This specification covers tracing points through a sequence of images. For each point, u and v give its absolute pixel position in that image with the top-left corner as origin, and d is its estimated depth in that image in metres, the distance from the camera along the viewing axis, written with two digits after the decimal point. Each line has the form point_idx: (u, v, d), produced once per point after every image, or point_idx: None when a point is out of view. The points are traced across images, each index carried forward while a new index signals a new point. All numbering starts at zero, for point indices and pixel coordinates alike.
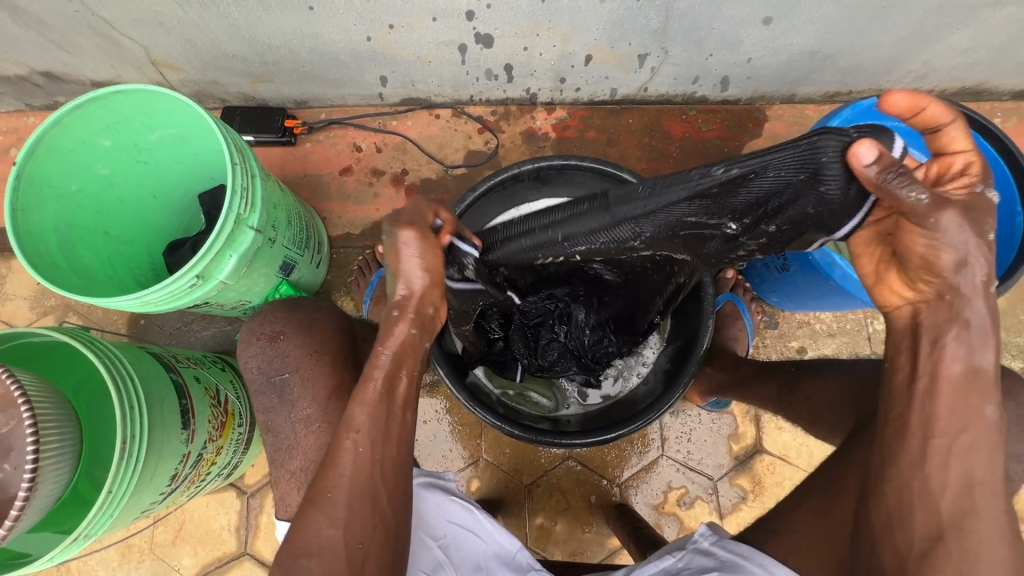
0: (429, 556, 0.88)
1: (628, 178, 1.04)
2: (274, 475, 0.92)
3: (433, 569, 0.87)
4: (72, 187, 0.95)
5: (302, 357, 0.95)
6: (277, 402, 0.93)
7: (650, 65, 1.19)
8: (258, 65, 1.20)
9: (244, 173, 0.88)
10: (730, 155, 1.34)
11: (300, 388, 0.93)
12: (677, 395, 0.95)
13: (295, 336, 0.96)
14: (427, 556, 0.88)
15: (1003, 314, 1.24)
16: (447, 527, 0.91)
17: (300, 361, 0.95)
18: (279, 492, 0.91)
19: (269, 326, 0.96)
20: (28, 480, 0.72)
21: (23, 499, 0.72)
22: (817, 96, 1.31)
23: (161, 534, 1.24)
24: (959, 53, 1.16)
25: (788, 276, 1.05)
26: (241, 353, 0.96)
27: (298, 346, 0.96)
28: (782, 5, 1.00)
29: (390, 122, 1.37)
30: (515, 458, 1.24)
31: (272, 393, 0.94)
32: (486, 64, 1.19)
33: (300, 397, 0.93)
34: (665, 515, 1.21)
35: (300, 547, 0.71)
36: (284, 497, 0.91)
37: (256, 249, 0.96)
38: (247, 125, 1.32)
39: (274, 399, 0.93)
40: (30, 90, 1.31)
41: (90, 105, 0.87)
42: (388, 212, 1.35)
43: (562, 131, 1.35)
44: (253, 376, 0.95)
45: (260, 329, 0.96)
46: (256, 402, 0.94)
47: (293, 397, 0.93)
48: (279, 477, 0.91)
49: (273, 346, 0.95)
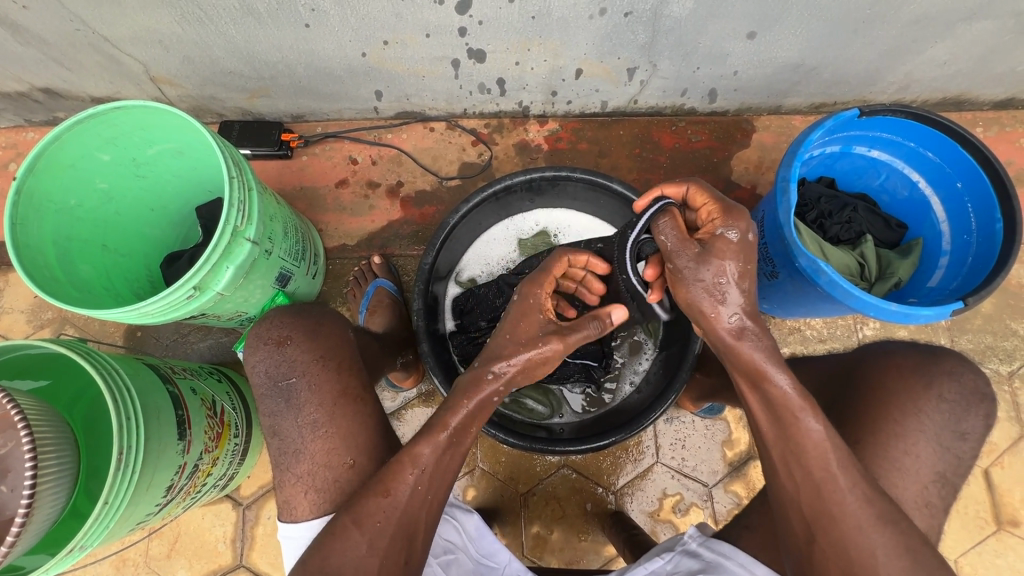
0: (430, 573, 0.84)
1: (619, 188, 1.06)
2: (279, 480, 0.85)
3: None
4: (71, 201, 0.96)
5: (309, 362, 0.89)
6: (284, 406, 0.87)
7: (639, 78, 1.22)
8: (255, 80, 1.22)
9: (241, 186, 0.90)
10: (719, 165, 1.37)
11: (309, 391, 0.87)
12: (667, 404, 0.97)
13: (304, 341, 0.90)
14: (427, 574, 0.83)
15: (989, 319, 1.26)
16: (443, 543, 0.88)
17: (310, 365, 0.89)
18: (283, 495, 0.85)
19: (276, 331, 0.91)
20: (26, 502, 0.72)
21: (20, 522, 0.72)
22: (803, 107, 1.35)
23: (156, 547, 1.23)
24: (939, 65, 1.19)
25: (777, 283, 1.07)
26: (248, 359, 0.91)
27: (307, 350, 0.90)
28: (766, 20, 1.03)
29: (385, 135, 1.39)
30: (511, 467, 1.24)
31: (279, 396, 0.87)
32: (479, 78, 1.22)
33: (310, 400, 0.87)
34: (660, 522, 1.21)
35: (328, 552, 0.72)
36: (289, 500, 0.85)
37: (252, 260, 0.97)
38: (244, 139, 1.34)
39: (280, 403, 0.87)
40: (30, 106, 1.33)
41: (90, 122, 0.89)
42: (383, 223, 1.37)
43: (555, 143, 1.38)
44: (259, 381, 0.89)
45: (266, 335, 0.91)
46: (263, 407, 0.88)
47: (301, 400, 0.87)
48: (285, 480, 0.85)
49: (281, 351, 0.89)
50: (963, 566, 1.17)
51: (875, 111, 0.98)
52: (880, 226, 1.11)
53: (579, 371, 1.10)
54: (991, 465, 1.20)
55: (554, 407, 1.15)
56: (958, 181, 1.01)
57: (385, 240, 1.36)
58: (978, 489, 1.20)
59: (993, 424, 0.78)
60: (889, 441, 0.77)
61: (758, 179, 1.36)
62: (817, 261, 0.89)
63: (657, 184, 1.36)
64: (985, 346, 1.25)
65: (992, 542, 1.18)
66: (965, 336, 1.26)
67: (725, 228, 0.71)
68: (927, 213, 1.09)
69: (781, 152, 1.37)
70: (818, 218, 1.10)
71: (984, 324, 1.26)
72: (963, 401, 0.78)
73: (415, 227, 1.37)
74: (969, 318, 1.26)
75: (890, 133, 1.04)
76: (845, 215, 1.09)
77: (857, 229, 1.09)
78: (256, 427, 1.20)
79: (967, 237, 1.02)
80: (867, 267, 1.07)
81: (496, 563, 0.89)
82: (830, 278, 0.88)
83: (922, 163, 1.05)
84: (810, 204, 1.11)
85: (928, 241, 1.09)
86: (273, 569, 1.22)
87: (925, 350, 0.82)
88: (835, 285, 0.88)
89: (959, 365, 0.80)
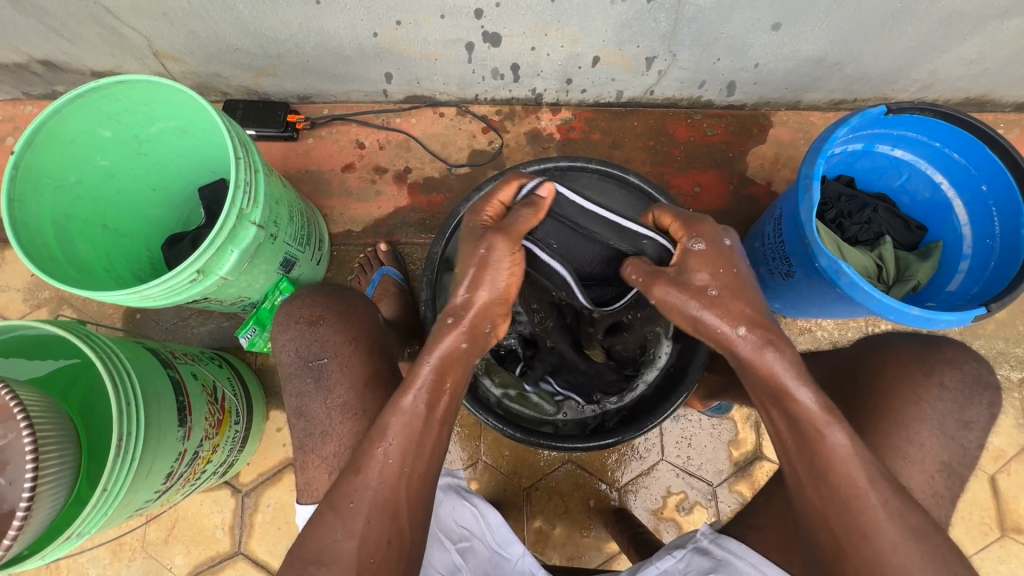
0: (445, 558, 0.84)
1: (635, 181, 1.03)
2: (301, 460, 0.85)
3: (450, 573, 0.83)
4: (71, 178, 0.93)
5: (316, 351, 0.87)
6: (314, 385, 0.85)
7: (657, 68, 1.19)
8: (262, 58, 1.18)
9: (247, 168, 0.87)
10: (734, 160, 1.34)
11: (340, 372, 0.86)
12: (676, 404, 0.94)
13: (335, 321, 0.88)
14: (444, 558, 0.84)
15: (1002, 325, 1.25)
16: (462, 530, 0.88)
17: (342, 346, 0.87)
18: (304, 476, 0.84)
19: (308, 310, 0.88)
20: (27, 496, 0.71)
21: (22, 514, 0.70)
22: (823, 103, 1.32)
23: (153, 532, 1.22)
24: (965, 64, 1.16)
25: (792, 282, 1.05)
26: (276, 336, 0.88)
27: (339, 330, 0.88)
28: (792, 11, 1.00)
29: (394, 120, 1.36)
30: (514, 460, 1.23)
31: (308, 376, 0.86)
32: (493, 63, 1.18)
33: (325, 386, 0.85)
34: (663, 520, 1.20)
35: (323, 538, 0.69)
36: (307, 481, 0.84)
37: (257, 245, 0.94)
38: (249, 119, 1.31)
39: (310, 383, 0.86)
40: (28, 78, 1.29)
41: (93, 95, 0.86)
42: (390, 210, 1.34)
43: (567, 133, 1.35)
44: (289, 359, 0.87)
45: (298, 314, 0.88)
46: (289, 386, 0.86)
47: (331, 381, 0.86)
48: (307, 462, 0.85)
49: (313, 331, 0.87)
50: None
51: (903, 108, 0.95)
52: (900, 227, 1.08)
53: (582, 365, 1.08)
54: (998, 471, 1.20)
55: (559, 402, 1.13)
56: (983, 184, 0.99)
57: (392, 227, 1.34)
58: (983, 494, 1.19)
59: (995, 412, 0.77)
60: (911, 446, 0.75)
61: (773, 175, 1.33)
62: (837, 261, 0.87)
63: (671, 178, 1.33)
64: (997, 352, 1.23)
65: (995, 548, 1.18)
66: (977, 341, 1.24)
67: (692, 239, 0.68)
68: (949, 215, 1.07)
69: (799, 149, 1.34)
70: (836, 218, 1.08)
71: (997, 330, 1.24)
72: (964, 390, 0.77)
73: (422, 215, 1.34)
74: (982, 323, 1.25)
75: (915, 132, 1.01)
76: (865, 216, 1.07)
77: (876, 230, 1.07)
78: (257, 413, 1.19)
79: (990, 241, 1.00)
80: (885, 269, 1.04)
81: (509, 554, 0.86)
82: (851, 279, 0.86)
83: (947, 164, 1.03)
84: (830, 202, 1.09)
85: (949, 244, 1.07)
86: (272, 559, 1.20)
87: (924, 340, 0.81)
88: (855, 287, 0.86)
89: (959, 353, 0.78)
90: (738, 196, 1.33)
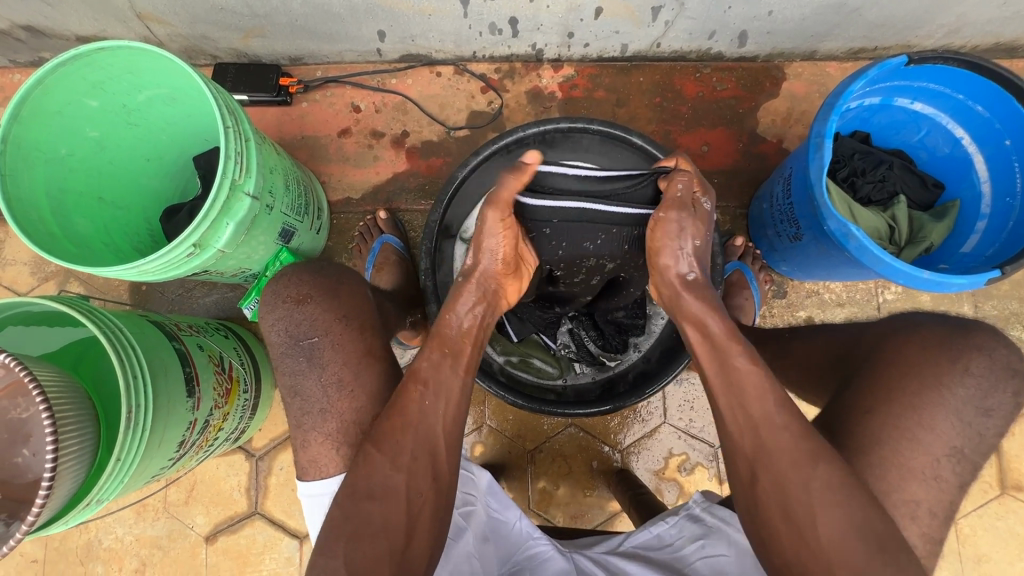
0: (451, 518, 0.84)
1: (638, 143, 0.96)
2: (309, 423, 0.85)
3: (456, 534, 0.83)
4: (62, 150, 0.92)
5: (315, 325, 0.86)
6: (306, 365, 0.85)
7: (663, 18, 1.12)
8: (248, 18, 1.13)
9: (237, 137, 0.85)
10: (744, 116, 1.28)
11: (342, 338, 0.86)
12: (678, 369, 0.97)
13: (324, 300, 0.87)
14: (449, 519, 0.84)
15: (1018, 285, 1.21)
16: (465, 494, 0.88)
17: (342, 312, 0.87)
18: (308, 455, 0.84)
19: (294, 289, 0.87)
20: (50, 469, 0.73)
21: (47, 484, 0.72)
22: (840, 52, 1.24)
23: (174, 494, 1.27)
24: (997, 6, 1.08)
25: (800, 245, 1.02)
26: (264, 317, 0.87)
27: (328, 308, 0.87)
28: None
29: (389, 81, 1.31)
30: (518, 424, 1.25)
31: (300, 355, 0.85)
32: (490, 17, 1.12)
33: (332, 360, 0.86)
34: (665, 480, 1.23)
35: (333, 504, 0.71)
36: (315, 459, 0.84)
37: (253, 216, 0.93)
38: (240, 83, 1.26)
39: (302, 362, 0.85)
40: (12, 45, 1.26)
41: (74, 62, 0.83)
42: (388, 175, 1.31)
43: (569, 90, 1.29)
44: (277, 339, 0.86)
45: (284, 292, 0.87)
46: (281, 365, 0.86)
47: (328, 347, 0.86)
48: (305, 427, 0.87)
49: (301, 309, 0.86)
50: (962, 527, 1.19)
51: (925, 58, 0.89)
52: (915, 186, 1.04)
53: (588, 318, 1.10)
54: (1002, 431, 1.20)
55: (562, 367, 1.11)
56: (1006, 138, 0.94)
57: (391, 194, 1.31)
58: None
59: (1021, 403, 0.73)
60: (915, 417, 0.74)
61: (785, 132, 1.28)
62: (847, 225, 0.84)
63: (677, 137, 1.28)
64: (1009, 313, 1.21)
65: (994, 505, 1.19)
66: (990, 302, 1.21)
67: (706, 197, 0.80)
68: (968, 171, 1.02)
69: (813, 103, 1.28)
70: (849, 176, 1.04)
71: (1011, 290, 1.21)
72: (991, 375, 0.72)
73: (421, 180, 1.31)
74: (996, 284, 1.22)
75: (937, 84, 0.95)
76: (879, 174, 1.03)
77: (890, 189, 1.03)
78: (265, 381, 1.21)
79: (1009, 200, 0.97)
80: (897, 230, 1.01)
81: (506, 517, 0.89)
82: (860, 243, 0.83)
83: (969, 118, 0.97)
84: (842, 160, 1.04)
85: (966, 203, 1.03)
86: (288, 518, 1.26)
87: (953, 325, 0.77)
88: (864, 251, 0.83)
89: (988, 336, 0.74)
90: (747, 154, 1.28)
